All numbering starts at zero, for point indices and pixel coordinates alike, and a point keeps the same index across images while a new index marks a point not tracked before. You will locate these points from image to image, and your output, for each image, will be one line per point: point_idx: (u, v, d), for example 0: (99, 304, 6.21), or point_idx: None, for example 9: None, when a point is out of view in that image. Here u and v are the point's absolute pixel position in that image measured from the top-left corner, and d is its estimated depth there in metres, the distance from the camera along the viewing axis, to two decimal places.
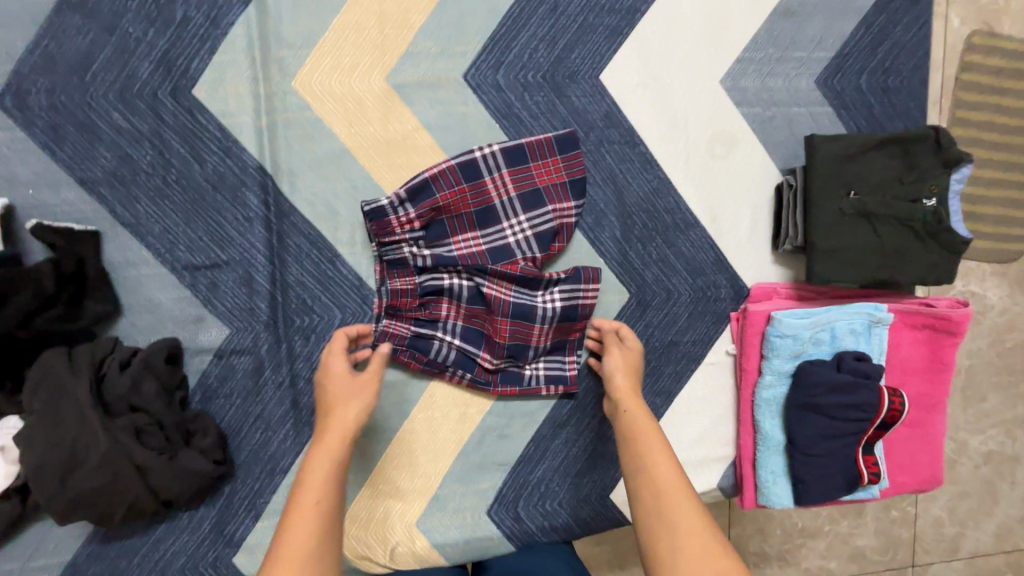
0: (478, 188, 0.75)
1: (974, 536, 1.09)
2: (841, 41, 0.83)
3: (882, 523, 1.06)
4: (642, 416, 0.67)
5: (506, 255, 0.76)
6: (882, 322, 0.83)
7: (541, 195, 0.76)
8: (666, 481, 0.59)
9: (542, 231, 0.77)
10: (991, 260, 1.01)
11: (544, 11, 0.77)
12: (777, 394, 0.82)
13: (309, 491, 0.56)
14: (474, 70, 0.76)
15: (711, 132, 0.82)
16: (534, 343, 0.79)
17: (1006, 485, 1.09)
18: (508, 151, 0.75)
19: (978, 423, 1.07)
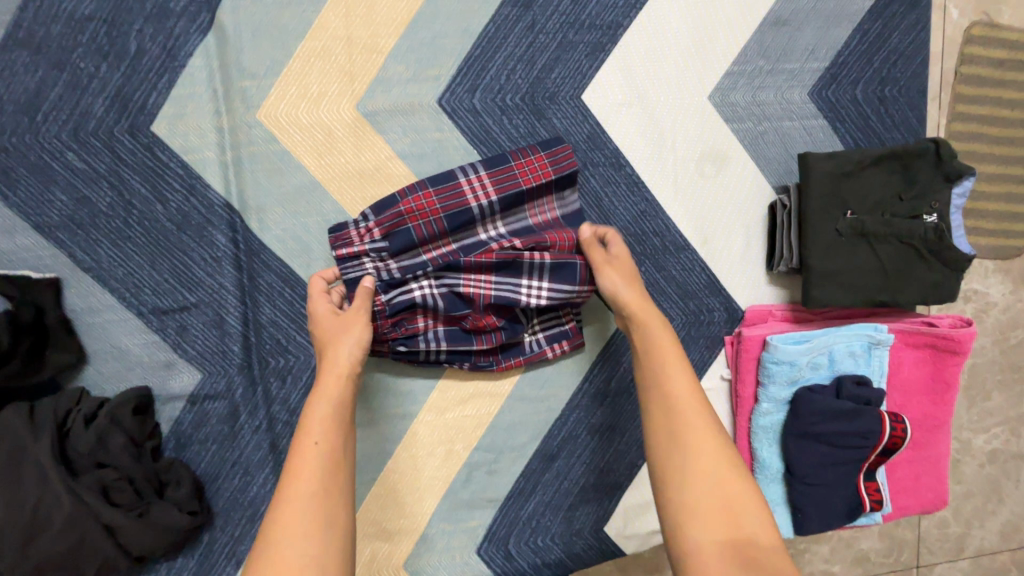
0: (448, 190, 0.69)
1: (979, 537, 1.07)
2: (835, 48, 0.79)
3: (885, 531, 1.04)
4: (661, 326, 0.64)
5: (479, 248, 0.70)
6: (883, 344, 0.79)
7: (522, 195, 0.71)
8: (685, 403, 0.59)
9: (524, 228, 0.72)
10: (993, 260, 0.97)
11: (520, 29, 0.73)
12: (774, 421, 0.79)
13: (311, 452, 0.54)
14: (448, 95, 0.72)
15: (700, 150, 0.78)
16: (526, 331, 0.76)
17: (1011, 484, 1.07)
18: (491, 162, 0.71)
19: (982, 423, 1.04)
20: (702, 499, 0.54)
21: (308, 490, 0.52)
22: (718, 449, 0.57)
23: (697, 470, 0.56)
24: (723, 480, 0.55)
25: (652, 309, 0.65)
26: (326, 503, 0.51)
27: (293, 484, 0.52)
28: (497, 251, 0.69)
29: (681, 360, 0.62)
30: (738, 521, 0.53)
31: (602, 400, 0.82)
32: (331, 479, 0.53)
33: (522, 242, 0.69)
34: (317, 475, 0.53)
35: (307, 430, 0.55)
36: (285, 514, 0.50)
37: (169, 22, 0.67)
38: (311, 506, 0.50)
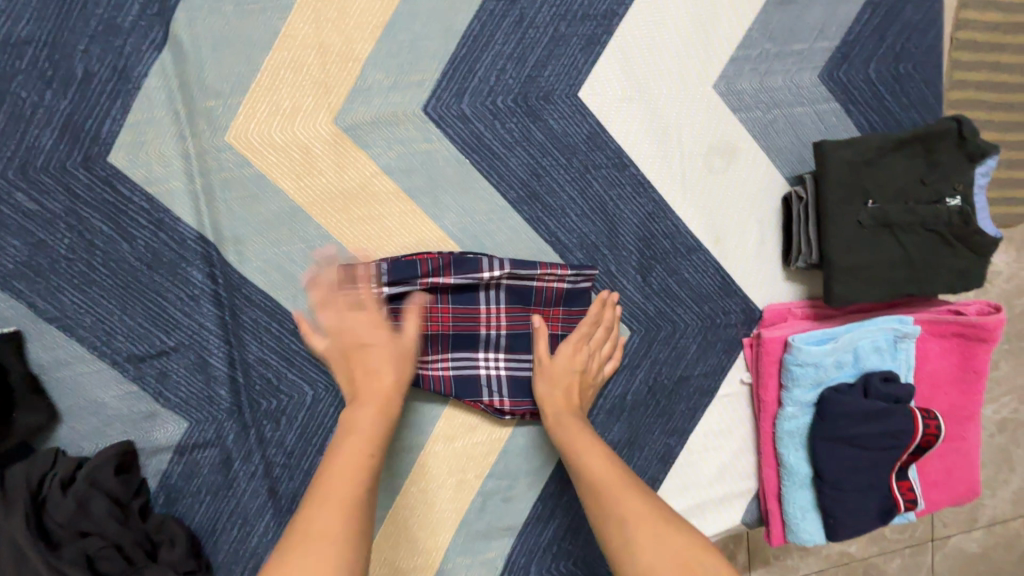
0: (465, 310, 0.69)
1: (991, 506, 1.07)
2: (845, 27, 0.74)
3: None
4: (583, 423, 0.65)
5: (473, 390, 0.70)
6: (909, 336, 0.75)
7: (528, 340, 0.72)
8: (607, 483, 0.57)
9: (520, 374, 0.72)
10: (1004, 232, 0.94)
11: (508, 25, 0.67)
12: (800, 425, 0.76)
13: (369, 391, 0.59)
14: (434, 102, 0.66)
15: (707, 144, 0.73)
16: (483, 331, 0.70)
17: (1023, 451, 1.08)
18: (514, 288, 0.70)
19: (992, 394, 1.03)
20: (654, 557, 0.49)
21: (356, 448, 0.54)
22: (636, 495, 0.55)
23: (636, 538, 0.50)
24: (648, 512, 0.52)
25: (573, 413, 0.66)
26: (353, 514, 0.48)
27: (327, 480, 0.50)
28: (483, 406, 0.71)
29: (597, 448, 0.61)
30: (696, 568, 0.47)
31: (619, 415, 0.77)
32: (360, 481, 0.51)
33: (512, 402, 0.71)
34: (362, 465, 0.52)
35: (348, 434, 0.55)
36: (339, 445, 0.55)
37: (118, 40, 0.60)
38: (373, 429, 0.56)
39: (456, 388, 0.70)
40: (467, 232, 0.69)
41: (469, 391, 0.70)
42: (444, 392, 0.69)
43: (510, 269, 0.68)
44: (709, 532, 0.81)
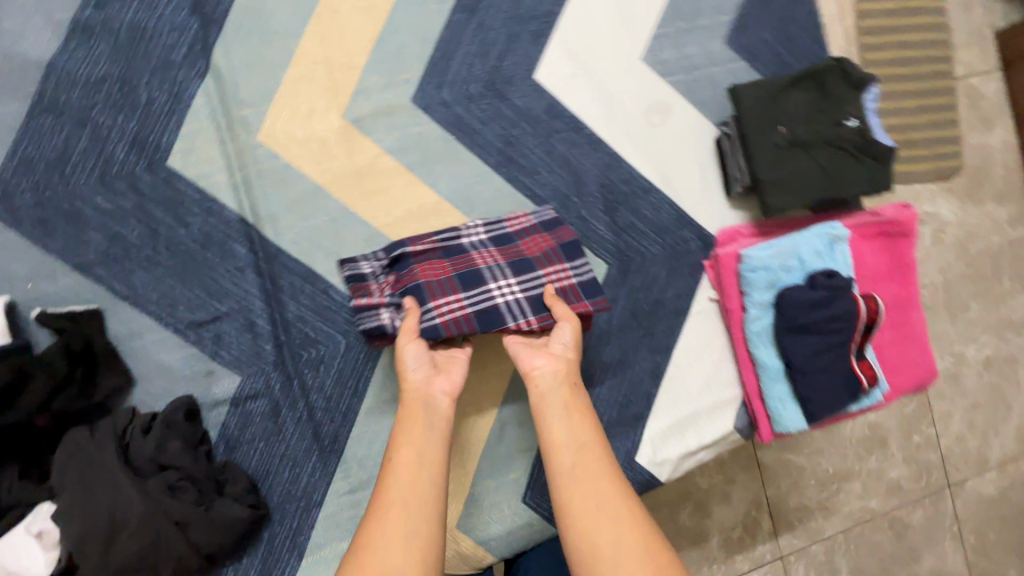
0: (459, 260, 0.77)
1: (997, 444, 1.46)
2: (738, 4, 0.92)
3: (908, 451, 1.38)
4: (582, 412, 0.65)
5: (497, 319, 0.72)
6: (842, 238, 0.89)
7: (530, 262, 0.78)
8: (588, 482, 0.58)
9: (534, 293, 0.76)
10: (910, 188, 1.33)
11: (472, 29, 0.85)
12: (765, 324, 0.87)
13: (414, 404, 0.63)
14: (421, 93, 0.83)
15: (645, 104, 0.90)
16: (483, 266, 0.77)
17: (1013, 387, 1.48)
18: (495, 236, 0.81)
19: (967, 334, 1.45)
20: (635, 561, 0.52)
21: (413, 463, 0.59)
22: (615, 495, 0.57)
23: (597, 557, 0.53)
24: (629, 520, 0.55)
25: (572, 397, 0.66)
26: (418, 504, 0.56)
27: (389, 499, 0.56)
28: (511, 332, 0.73)
29: (580, 451, 0.61)
30: None
31: (609, 338, 0.88)
32: (426, 499, 0.56)
33: (538, 320, 0.73)
34: (423, 486, 0.57)
35: (408, 436, 0.61)
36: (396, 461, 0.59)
37: (172, 71, 0.76)
38: (422, 442, 0.61)
39: (479, 322, 0.72)
40: (460, 195, 0.84)
41: (492, 320, 0.72)
42: (468, 330, 0.71)
43: (484, 226, 0.81)
44: (707, 439, 0.90)
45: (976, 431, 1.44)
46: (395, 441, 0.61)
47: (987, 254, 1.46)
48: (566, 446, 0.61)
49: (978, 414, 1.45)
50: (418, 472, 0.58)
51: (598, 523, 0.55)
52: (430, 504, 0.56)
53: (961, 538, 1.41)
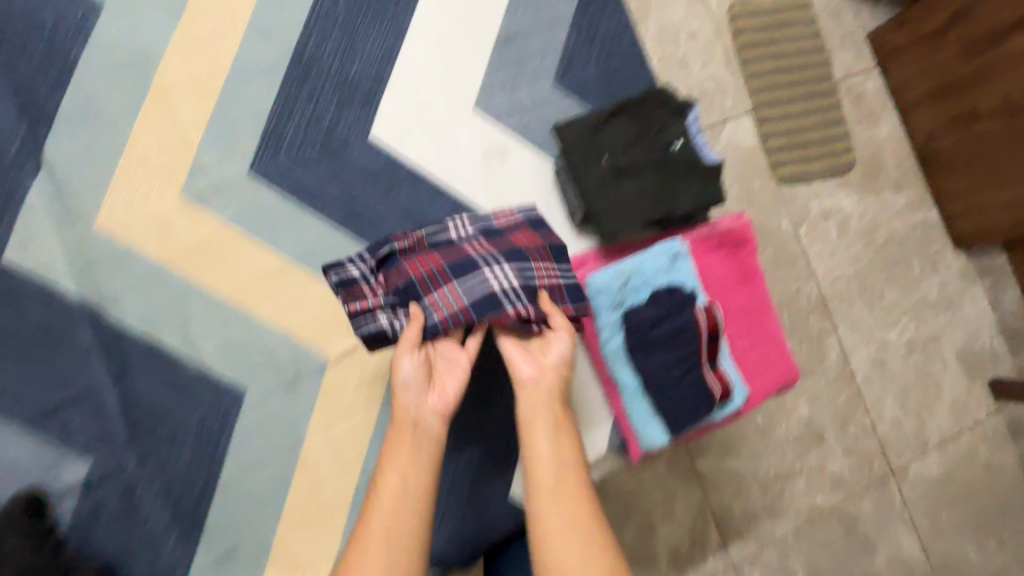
0: (449, 252, 0.76)
1: (935, 424, 1.30)
2: (562, 47, 0.98)
3: (846, 443, 1.25)
4: (561, 444, 0.66)
5: (496, 305, 0.70)
6: (683, 253, 0.92)
7: (523, 252, 0.77)
8: (568, 488, 0.62)
9: (529, 283, 0.74)
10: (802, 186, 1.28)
11: (303, 100, 0.89)
12: (619, 345, 0.90)
13: (420, 421, 0.66)
14: (257, 164, 0.87)
15: (482, 149, 0.95)
16: (473, 253, 0.76)
17: (939, 366, 1.33)
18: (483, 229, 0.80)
19: (888, 318, 1.31)
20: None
21: (395, 489, 0.61)
22: (579, 509, 0.61)
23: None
24: (582, 548, 0.58)
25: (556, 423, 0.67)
26: (399, 533, 0.59)
27: (376, 518, 0.60)
28: (509, 319, 0.70)
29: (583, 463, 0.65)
30: None
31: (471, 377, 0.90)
32: (405, 523, 0.60)
33: (535, 307, 0.71)
34: (402, 510, 0.60)
35: (394, 461, 0.63)
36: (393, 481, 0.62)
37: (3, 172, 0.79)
38: (415, 465, 0.63)
39: (475, 309, 0.70)
40: (305, 256, 0.87)
41: (489, 308, 0.70)
42: (467, 319, 0.70)
43: (471, 220, 0.82)
44: None
45: (908, 411, 1.30)
46: (391, 454, 0.64)
47: (897, 239, 1.33)
48: (540, 458, 0.65)
49: (911, 396, 1.30)
50: (394, 498, 0.61)
51: (573, 530, 0.59)
52: (409, 526, 0.60)
53: (910, 520, 1.26)
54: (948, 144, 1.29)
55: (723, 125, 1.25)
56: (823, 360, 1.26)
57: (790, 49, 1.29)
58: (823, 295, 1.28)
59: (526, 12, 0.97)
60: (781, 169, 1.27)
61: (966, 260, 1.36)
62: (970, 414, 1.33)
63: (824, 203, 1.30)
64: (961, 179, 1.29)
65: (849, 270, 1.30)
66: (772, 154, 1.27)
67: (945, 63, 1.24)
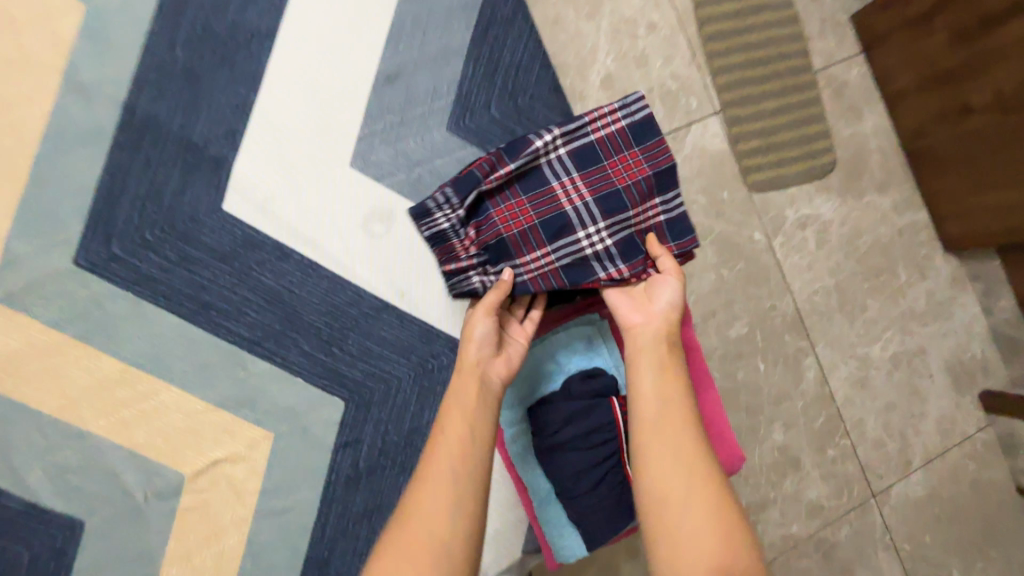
0: (539, 195, 0.73)
1: (920, 442, 1.10)
2: (456, 84, 0.83)
3: (823, 468, 1.06)
4: (666, 377, 0.62)
5: (586, 272, 0.71)
6: (602, 332, 0.80)
7: (621, 198, 0.72)
8: (661, 439, 0.58)
9: (622, 233, 0.72)
10: (773, 193, 1.08)
11: (137, 169, 0.74)
12: (527, 444, 0.77)
13: (470, 376, 0.64)
14: (84, 253, 0.73)
15: (362, 214, 0.80)
16: (568, 206, 0.72)
17: (927, 380, 1.11)
18: (576, 151, 0.73)
19: (870, 333, 1.10)
20: (687, 523, 0.53)
21: (469, 437, 0.59)
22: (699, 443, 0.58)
23: (680, 552, 0.52)
24: (690, 498, 0.54)
25: (659, 360, 0.64)
26: (465, 487, 0.55)
27: (418, 488, 0.55)
28: (603, 282, 0.71)
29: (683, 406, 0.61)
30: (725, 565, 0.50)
31: (358, 485, 0.78)
32: (445, 491, 0.54)
33: (630, 268, 0.72)
34: (452, 480, 0.55)
35: (460, 406, 0.62)
36: (477, 432, 0.59)
37: None
38: (462, 426, 0.60)
39: (569, 276, 0.71)
40: (151, 358, 0.74)
41: (581, 275, 0.71)
42: (559, 284, 0.71)
43: (562, 136, 0.72)
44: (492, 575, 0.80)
45: (893, 431, 1.09)
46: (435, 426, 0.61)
47: (882, 246, 1.11)
48: (638, 395, 0.62)
49: (896, 413, 1.10)
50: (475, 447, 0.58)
51: (668, 499, 0.55)
52: (480, 475, 0.57)
53: (892, 546, 1.07)
54: (932, 144, 1.06)
55: (689, 129, 1.05)
56: (800, 382, 1.07)
57: (759, 34, 1.08)
58: (800, 310, 1.08)
59: (409, 46, 0.82)
60: (755, 175, 1.07)
61: (955, 264, 1.13)
62: (960, 429, 1.11)
63: (803, 210, 1.09)
64: (948, 180, 1.06)
65: (828, 281, 1.09)
66: (744, 157, 1.07)
67: (938, 49, 0.99)
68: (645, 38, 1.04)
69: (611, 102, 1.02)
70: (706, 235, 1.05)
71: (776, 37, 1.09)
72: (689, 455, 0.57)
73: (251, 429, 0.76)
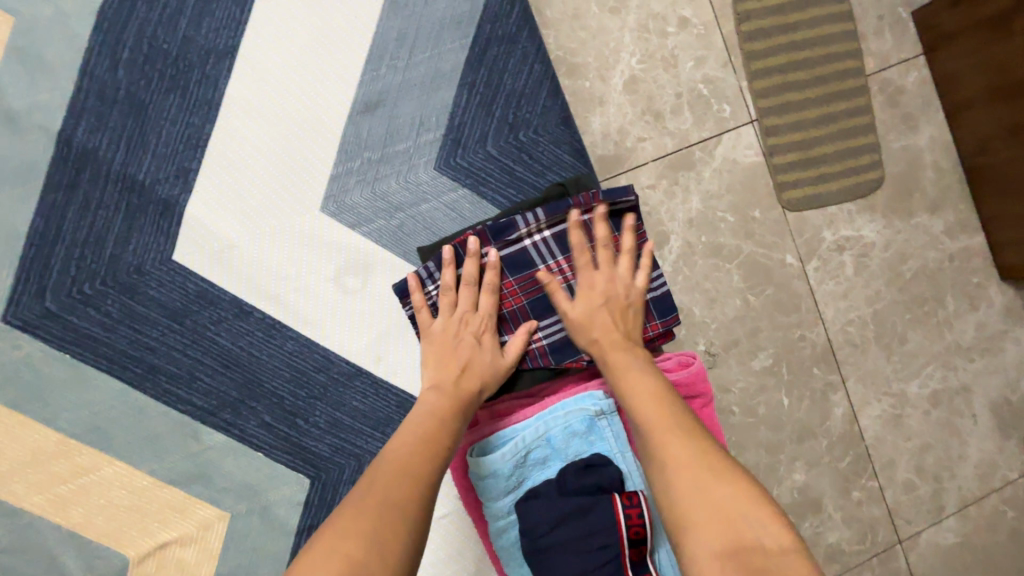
0: (527, 277, 0.68)
1: (955, 488, 0.94)
2: (446, 114, 0.70)
3: (845, 510, 0.91)
4: (628, 348, 0.63)
5: (572, 352, 0.69)
6: (605, 413, 0.68)
7: None
8: (649, 414, 0.56)
9: None
10: (810, 210, 0.92)
11: (75, 212, 0.65)
12: (512, 538, 0.67)
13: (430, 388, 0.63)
14: (14, 310, 0.64)
15: (333, 266, 0.69)
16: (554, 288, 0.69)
17: (968, 420, 0.95)
18: (561, 234, 0.68)
19: (908, 368, 0.94)
20: (691, 488, 0.49)
21: (419, 444, 0.56)
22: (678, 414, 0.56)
23: (678, 505, 0.49)
24: (684, 460, 0.51)
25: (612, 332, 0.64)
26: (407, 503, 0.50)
27: (354, 500, 0.50)
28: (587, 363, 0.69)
29: (672, 411, 0.56)
30: (732, 517, 0.47)
31: None
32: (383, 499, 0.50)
33: None
34: (395, 483, 0.52)
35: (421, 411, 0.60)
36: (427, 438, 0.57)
37: None
38: (422, 433, 0.57)
39: (555, 358, 0.68)
40: (89, 426, 0.65)
41: (567, 355, 0.69)
42: (545, 365, 0.69)
43: (548, 219, 0.67)
44: None
45: (925, 473, 0.93)
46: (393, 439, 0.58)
47: (932, 270, 0.95)
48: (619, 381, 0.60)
49: (930, 455, 0.94)
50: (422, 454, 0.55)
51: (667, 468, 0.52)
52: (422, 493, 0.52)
53: None
54: (1002, 163, 0.89)
55: (718, 139, 0.90)
56: (826, 419, 0.92)
57: (806, 33, 0.93)
58: (833, 341, 0.92)
59: (393, 70, 0.70)
60: (792, 193, 0.91)
61: (1015, 293, 0.96)
62: (1001, 472, 0.95)
63: (844, 232, 0.93)
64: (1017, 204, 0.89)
65: (866, 311, 0.93)
66: (779, 171, 0.91)
67: (1017, 53, 0.82)
68: (675, 37, 0.89)
69: (635, 108, 0.88)
70: (731, 258, 0.90)
71: (827, 38, 0.93)
72: (659, 420, 0.55)
73: (204, 508, 0.68)
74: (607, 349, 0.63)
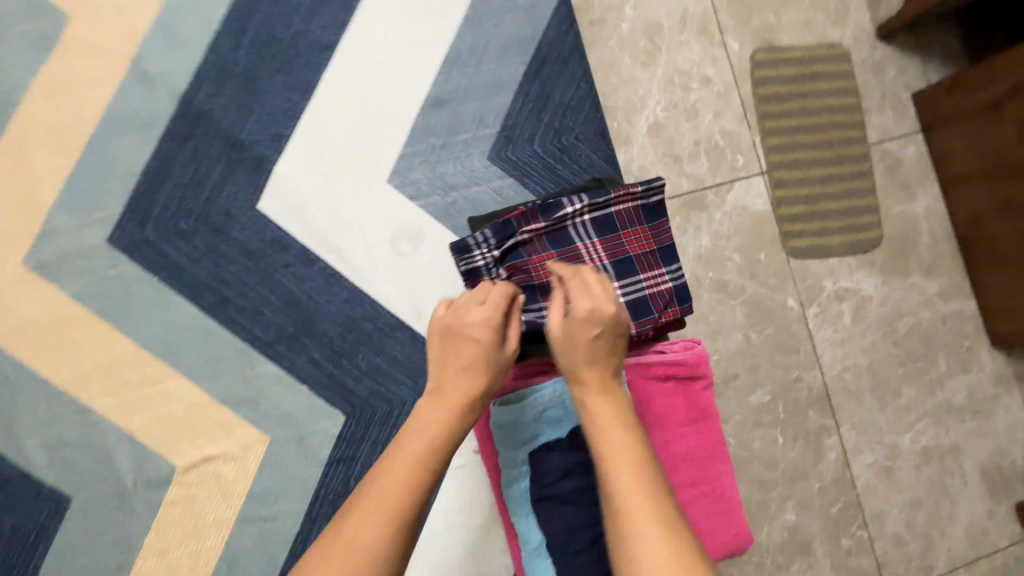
0: (566, 251, 0.74)
1: (944, 549, 0.99)
2: (503, 115, 0.83)
3: (836, 558, 0.96)
4: (612, 405, 0.59)
5: None
6: (618, 383, 0.76)
7: (633, 263, 0.75)
8: (619, 474, 0.54)
9: (636, 296, 0.75)
10: (811, 260, 1.02)
11: (184, 159, 0.76)
12: (523, 489, 0.73)
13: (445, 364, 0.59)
14: (119, 233, 0.74)
15: (391, 231, 0.80)
16: (589, 264, 0.74)
17: (958, 483, 1.01)
18: (598, 220, 0.75)
19: (900, 422, 1.01)
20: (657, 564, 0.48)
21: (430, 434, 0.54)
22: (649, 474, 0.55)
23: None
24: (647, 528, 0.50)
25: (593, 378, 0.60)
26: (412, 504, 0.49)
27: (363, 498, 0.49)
28: None
29: (647, 475, 0.55)
30: None
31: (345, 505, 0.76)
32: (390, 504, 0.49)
33: (639, 326, 0.74)
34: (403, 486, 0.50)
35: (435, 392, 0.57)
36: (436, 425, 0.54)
37: None
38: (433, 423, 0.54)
39: None
40: (161, 343, 0.74)
41: None
42: None
43: (590, 202, 0.74)
44: None
45: (915, 530, 0.99)
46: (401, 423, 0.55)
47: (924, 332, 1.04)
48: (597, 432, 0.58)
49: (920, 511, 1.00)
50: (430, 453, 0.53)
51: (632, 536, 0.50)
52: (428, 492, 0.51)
53: None
54: (992, 235, 0.99)
55: (730, 186, 1.01)
56: (819, 463, 0.98)
57: (814, 101, 1.05)
58: (828, 386, 1.00)
59: (463, 75, 0.83)
60: (794, 242, 1.02)
61: (1003, 358, 1.05)
62: (990, 540, 1.00)
63: (842, 283, 1.03)
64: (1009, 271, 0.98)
65: (861, 360, 1.02)
66: (786, 221, 1.02)
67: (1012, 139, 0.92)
68: (698, 92, 1.01)
69: (656, 150, 0.99)
70: (736, 294, 0.99)
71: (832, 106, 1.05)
72: (629, 483, 0.53)
73: (248, 430, 0.75)
74: (587, 395, 0.60)
